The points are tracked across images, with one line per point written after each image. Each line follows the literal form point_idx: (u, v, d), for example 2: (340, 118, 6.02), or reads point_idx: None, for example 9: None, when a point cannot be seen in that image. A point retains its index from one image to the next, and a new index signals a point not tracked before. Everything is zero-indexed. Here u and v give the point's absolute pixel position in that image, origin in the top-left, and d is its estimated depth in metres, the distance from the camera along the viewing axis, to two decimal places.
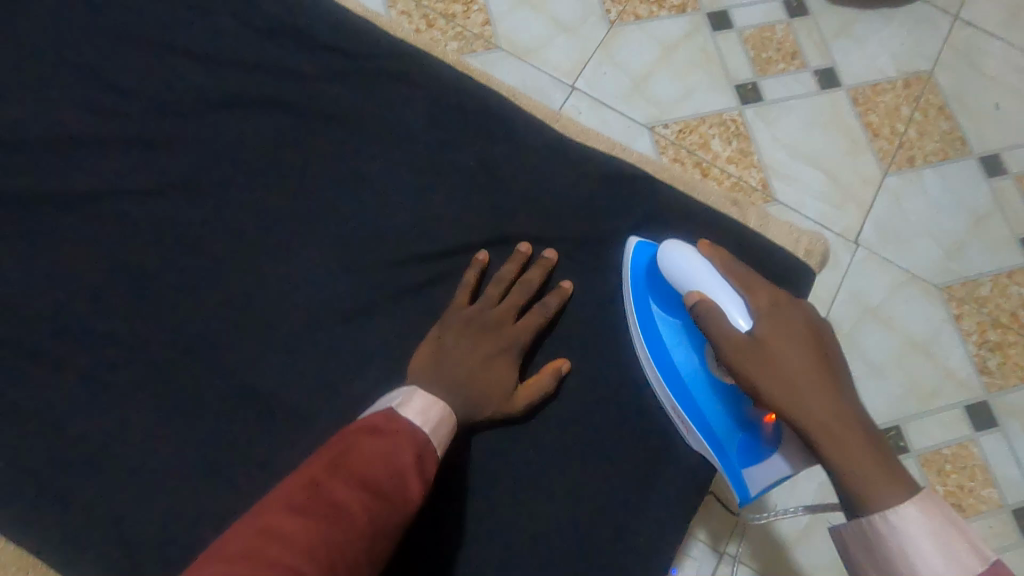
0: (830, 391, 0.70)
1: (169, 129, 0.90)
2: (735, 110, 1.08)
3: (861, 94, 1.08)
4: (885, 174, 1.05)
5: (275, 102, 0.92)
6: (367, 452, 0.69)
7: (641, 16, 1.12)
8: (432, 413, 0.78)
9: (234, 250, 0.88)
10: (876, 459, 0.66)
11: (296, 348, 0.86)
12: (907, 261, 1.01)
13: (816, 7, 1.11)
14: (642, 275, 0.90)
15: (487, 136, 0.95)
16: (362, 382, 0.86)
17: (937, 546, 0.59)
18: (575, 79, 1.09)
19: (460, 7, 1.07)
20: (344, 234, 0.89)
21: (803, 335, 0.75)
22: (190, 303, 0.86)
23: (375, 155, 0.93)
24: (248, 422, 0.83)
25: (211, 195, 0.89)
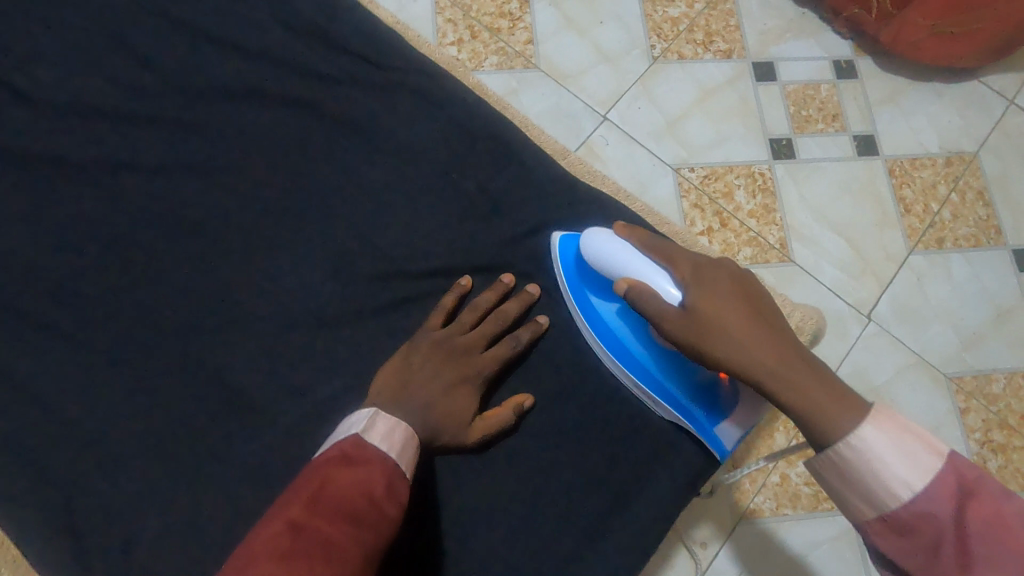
0: (775, 335, 0.54)
1: (109, 81, 0.72)
2: (765, 164, 0.98)
3: (898, 168, 1.00)
4: (910, 252, 0.96)
5: (245, 68, 0.73)
6: (345, 489, 0.50)
7: (685, 57, 1.03)
8: (397, 438, 0.56)
9: (164, 235, 0.67)
10: (828, 391, 0.50)
11: (217, 376, 0.64)
12: (918, 344, 0.92)
13: (866, 72, 1.04)
14: (574, 268, 0.68)
15: (496, 147, 0.73)
16: (266, 440, 0.63)
17: (901, 457, 0.44)
18: (609, 110, 0.99)
19: (506, 23, 1.02)
20: (307, 237, 0.68)
21: (729, 286, 0.57)
22: (94, 291, 0.66)
23: (346, 141, 0.72)
24: (114, 468, 0.62)
25: (152, 161, 0.70)
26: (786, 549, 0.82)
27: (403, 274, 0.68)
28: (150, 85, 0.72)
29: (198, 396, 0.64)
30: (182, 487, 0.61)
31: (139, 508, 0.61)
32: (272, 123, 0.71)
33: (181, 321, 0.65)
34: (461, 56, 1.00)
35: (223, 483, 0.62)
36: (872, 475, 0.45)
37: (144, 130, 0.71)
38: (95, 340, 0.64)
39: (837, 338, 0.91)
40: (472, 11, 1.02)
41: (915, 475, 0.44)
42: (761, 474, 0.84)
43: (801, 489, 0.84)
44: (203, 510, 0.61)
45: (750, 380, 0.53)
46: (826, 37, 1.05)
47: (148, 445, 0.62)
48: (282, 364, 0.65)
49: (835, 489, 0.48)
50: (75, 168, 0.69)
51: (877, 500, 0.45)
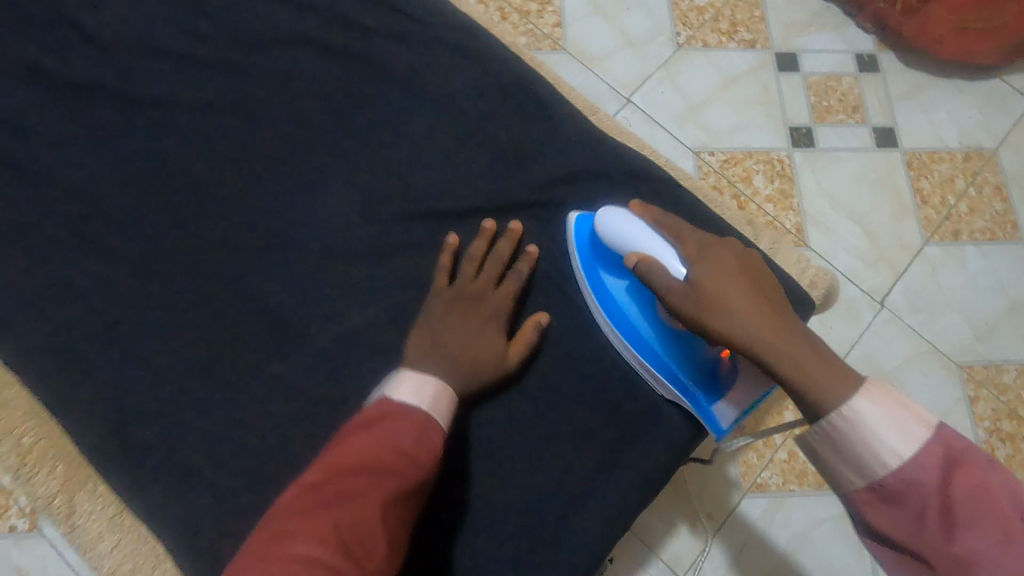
0: (774, 313, 0.54)
1: (142, 20, 0.72)
2: (784, 151, 1.00)
3: (917, 160, 1.01)
4: (926, 242, 0.97)
5: (275, 13, 0.73)
6: (366, 446, 0.54)
7: (709, 45, 1.05)
8: (428, 389, 0.58)
9: (195, 174, 0.68)
10: (826, 367, 0.50)
11: (242, 314, 0.64)
12: (930, 332, 0.93)
13: (888, 66, 1.05)
14: (587, 246, 0.67)
15: (525, 99, 0.73)
16: (283, 375, 0.63)
17: (889, 426, 0.45)
18: (632, 93, 1.02)
19: (536, 6, 1.05)
20: (335, 184, 0.68)
21: (732, 264, 0.58)
22: (121, 222, 0.66)
23: (374, 87, 0.72)
24: (133, 394, 0.62)
25: (186, 100, 0.70)
26: (792, 524, 0.84)
27: (429, 224, 0.68)
28: (186, 28, 0.72)
29: (221, 333, 0.64)
30: (197, 416, 0.61)
31: (160, 440, 0.61)
32: (306, 70, 0.72)
33: (208, 259, 0.66)
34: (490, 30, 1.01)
35: (243, 419, 0.62)
36: (862, 442, 0.46)
37: (179, 70, 0.71)
38: (123, 273, 0.65)
39: (848, 323, 0.92)
40: None
41: (904, 443, 0.45)
42: (770, 449, 0.85)
43: (809, 467, 0.85)
44: (219, 440, 0.61)
45: (750, 354, 0.53)
46: (849, 30, 1.07)
47: (169, 379, 0.62)
48: (305, 305, 0.65)
49: (822, 458, 0.48)
50: (111, 104, 0.69)
51: (865, 468, 0.46)
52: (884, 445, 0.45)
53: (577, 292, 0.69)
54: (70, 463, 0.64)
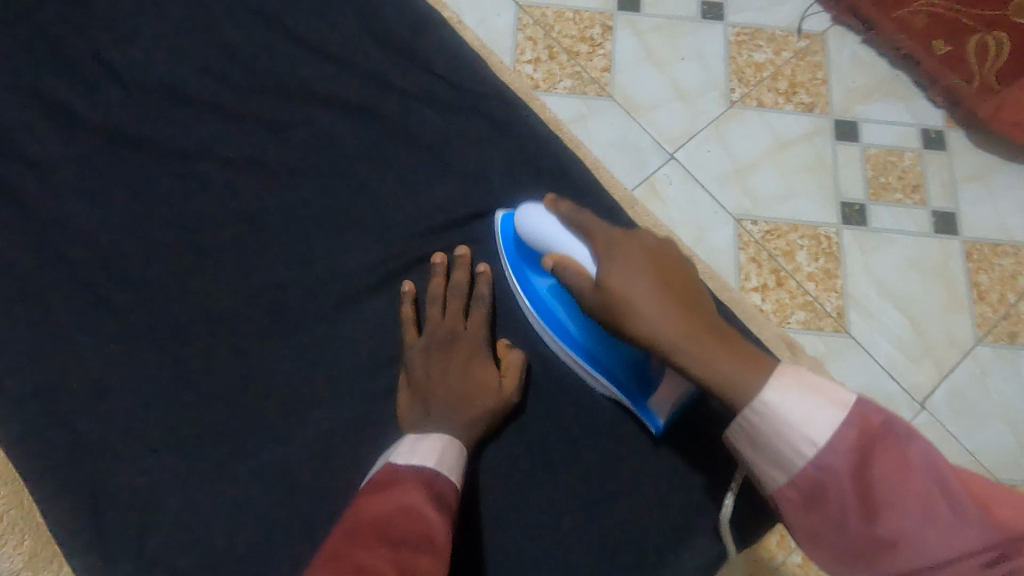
0: (683, 309, 0.53)
1: (192, 66, 0.74)
2: (833, 227, 0.94)
3: (978, 251, 0.94)
4: (978, 342, 0.90)
5: (322, 70, 0.75)
6: (377, 515, 0.51)
7: (764, 105, 0.99)
8: (435, 445, 0.58)
9: (230, 226, 0.70)
10: (735, 367, 0.50)
11: (267, 367, 0.66)
12: (973, 441, 0.86)
13: (956, 145, 0.98)
14: (512, 247, 0.69)
15: (557, 182, 0.73)
16: (295, 435, 0.65)
17: (801, 416, 0.47)
18: (677, 149, 0.97)
19: (586, 48, 1.01)
20: (369, 247, 0.70)
21: (641, 259, 0.57)
22: (155, 267, 0.68)
23: (411, 154, 0.73)
24: (151, 439, 0.64)
25: (232, 149, 0.72)
26: None
27: (454, 295, 0.68)
28: (238, 75, 0.74)
29: (245, 385, 0.66)
30: (210, 468, 0.64)
31: (178, 485, 0.63)
32: (351, 129, 0.73)
33: (239, 311, 0.68)
34: (535, 75, 0.99)
35: (259, 474, 0.64)
36: (780, 438, 0.47)
37: (229, 117, 0.73)
38: (157, 317, 0.67)
39: None
40: (553, 32, 1.01)
41: (821, 431, 0.46)
42: (781, 552, 0.81)
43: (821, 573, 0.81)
44: (228, 493, 0.63)
45: (663, 354, 0.53)
46: (917, 102, 1.00)
47: (191, 425, 0.65)
48: (328, 366, 0.67)
49: (744, 453, 0.50)
50: (160, 146, 0.71)
51: (786, 463, 0.48)
52: (801, 438, 0.47)
53: (513, 296, 0.71)
54: (37, 539, 0.62)
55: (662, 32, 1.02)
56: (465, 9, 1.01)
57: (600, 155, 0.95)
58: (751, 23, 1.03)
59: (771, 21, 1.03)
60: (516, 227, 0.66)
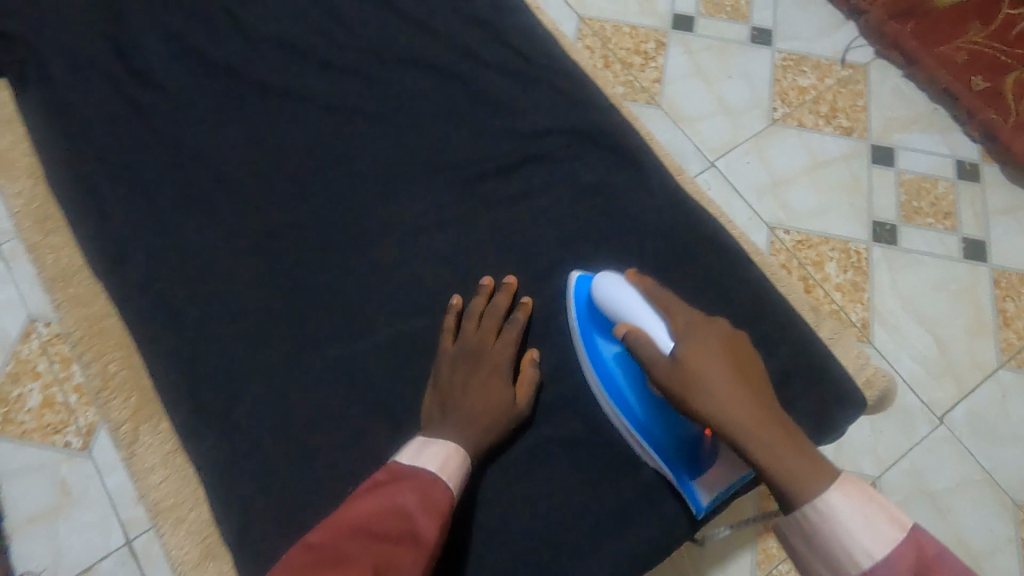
0: (758, 403, 0.55)
1: (276, 13, 0.79)
2: (863, 244, 0.98)
3: (1005, 279, 0.97)
4: (1001, 366, 0.92)
5: (395, 26, 0.78)
6: (368, 510, 0.53)
7: (805, 125, 1.05)
8: (441, 449, 0.58)
9: (294, 158, 0.73)
10: (801, 467, 0.51)
11: (314, 290, 0.68)
12: (990, 461, 0.88)
13: (990, 178, 1.02)
14: (584, 309, 0.67)
15: (609, 144, 0.75)
16: (332, 358, 0.66)
17: (862, 526, 0.48)
18: (718, 158, 1.03)
19: (640, 60, 1.08)
20: (422, 194, 0.72)
21: (719, 345, 0.58)
22: (222, 188, 0.72)
23: (472, 108, 0.76)
24: (197, 349, 0.66)
25: (302, 95, 0.75)
26: None
27: (501, 249, 0.71)
28: (316, 27, 0.78)
29: (290, 310, 0.68)
30: (248, 380, 0.65)
31: (221, 393, 0.65)
32: (415, 85, 0.76)
33: (293, 243, 0.70)
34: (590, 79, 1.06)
35: (295, 397, 0.65)
36: (835, 541, 0.48)
37: (303, 64, 0.77)
38: (216, 238, 0.70)
39: (901, 432, 0.88)
40: (610, 44, 1.09)
41: (874, 545, 0.47)
42: None
43: None
44: (262, 405, 0.64)
45: (726, 435, 0.54)
46: (955, 135, 1.04)
47: (237, 338, 0.66)
48: (371, 303, 0.68)
49: (796, 545, 0.51)
50: (239, 82, 0.76)
51: (839, 564, 0.48)
52: (852, 544, 0.47)
53: (575, 355, 0.68)
54: (143, 396, 0.67)
55: (713, 52, 1.09)
56: None
57: None
58: (799, 50, 1.10)
59: (817, 50, 1.10)
60: (594, 291, 0.65)
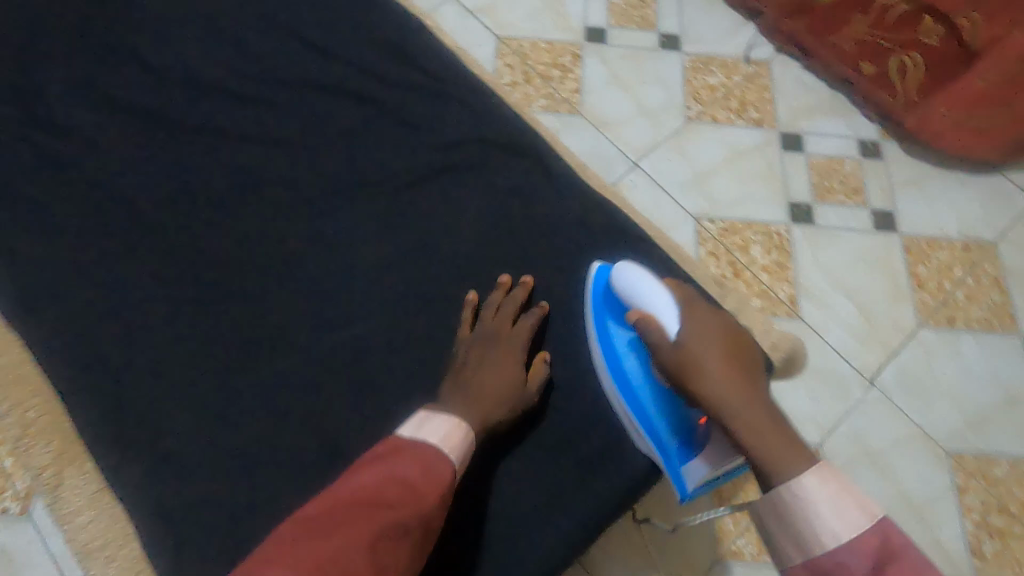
0: (749, 386, 0.57)
1: (190, 53, 0.80)
2: (783, 225, 1.04)
3: (914, 245, 1.04)
4: (921, 326, 0.98)
5: (309, 57, 0.80)
6: (370, 480, 0.53)
7: (718, 120, 1.11)
8: (444, 424, 0.59)
9: (217, 192, 0.73)
10: (780, 441, 0.52)
11: (247, 320, 0.68)
12: (921, 416, 0.93)
13: (892, 154, 1.10)
14: (601, 296, 0.70)
15: (524, 153, 0.78)
16: (269, 386, 0.66)
17: (828, 508, 0.47)
18: (641, 158, 1.07)
19: (558, 73, 1.13)
20: (350, 214, 0.73)
21: (721, 336, 0.61)
22: (144, 228, 0.71)
23: (391, 130, 0.78)
24: (129, 391, 0.65)
25: (223, 130, 0.76)
26: None
27: (431, 261, 0.72)
28: (231, 64, 0.79)
29: (225, 342, 0.67)
30: (184, 416, 0.64)
31: (156, 432, 0.64)
32: (334, 112, 0.78)
33: (222, 277, 0.70)
34: (513, 95, 1.11)
35: (238, 429, 0.64)
36: (805, 520, 0.48)
37: (221, 100, 0.78)
38: (144, 279, 0.69)
39: (837, 398, 0.93)
40: (529, 60, 1.14)
41: (844, 526, 0.46)
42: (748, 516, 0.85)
43: None
44: (200, 440, 0.64)
45: (714, 406, 0.57)
46: (855, 118, 1.12)
47: (170, 376, 0.66)
48: (307, 327, 0.69)
49: (768, 526, 0.50)
50: (156, 123, 0.76)
51: (804, 545, 0.47)
52: (822, 524, 0.46)
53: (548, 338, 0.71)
54: (65, 441, 0.69)
55: (626, 60, 1.15)
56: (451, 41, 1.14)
57: None
58: (706, 52, 1.16)
59: (722, 50, 1.17)
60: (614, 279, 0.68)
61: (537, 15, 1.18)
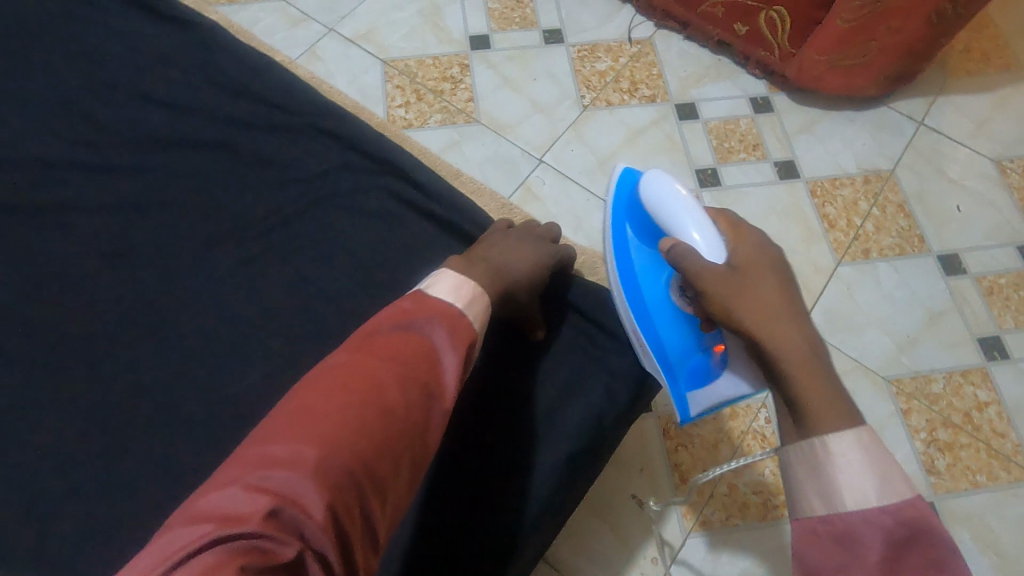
0: (795, 316, 0.54)
1: (36, 125, 0.74)
2: (692, 193, 1.06)
3: (818, 188, 1.07)
4: (839, 263, 1.01)
5: (169, 112, 0.77)
6: (394, 339, 0.52)
7: (613, 103, 1.13)
8: (464, 290, 0.58)
9: (90, 268, 0.69)
10: (828, 392, 0.49)
11: (144, 397, 0.64)
12: (854, 349, 0.95)
13: (782, 106, 1.13)
14: (622, 207, 0.74)
15: (413, 176, 0.78)
16: (178, 461, 0.62)
17: (872, 473, 0.44)
18: (544, 153, 1.08)
19: (449, 85, 1.13)
20: (241, 268, 0.71)
21: (768, 267, 0.58)
22: (13, 321, 0.66)
23: (272, 174, 0.76)
24: (21, 498, 0.59)
25: (87, 204, 0.71)
26: (739, 560, 0.82)
27: (334, 299, 0.70)
28: (88, 132, 0.75)
29: (127, 423, 0.63)
30: (85, 513, 0.59)
31: (54, 538, 0.58)
32: (210, 167, 0.75)
33: (112, 357, 0.65)
34: (408, 116, 1.10)
35: (150, 514, 0.59)
36: (841, 476, 0.44)
37: (81, 171, 0.73)
38: (21, 376, 0.64)
39: None
40: (418, 77, 1.14)
41: (880, 493, 0.43)
42: (709, 484, 0.85)
43: (750, 497, 0.84)
44: (105, 535, 0.58)
45: (761, 345, 0.53)
46: (741, 78, 1.15)
47: (65, 473, 0.61)
48: (212, 391, 0.65)
49: (797, 474, 0.47)
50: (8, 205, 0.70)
51: (833, 497, 0.44)
52: (861, 484, 0.43)
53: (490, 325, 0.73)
54: None
55: (514, 61, 1.16)
56: (336, 75, 1.13)
57: (478, 171, 1.06)
58: (589, 40, 1.18)
59: (605, 35, 1.19)
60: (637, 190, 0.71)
61: (418, 33, 1.18)
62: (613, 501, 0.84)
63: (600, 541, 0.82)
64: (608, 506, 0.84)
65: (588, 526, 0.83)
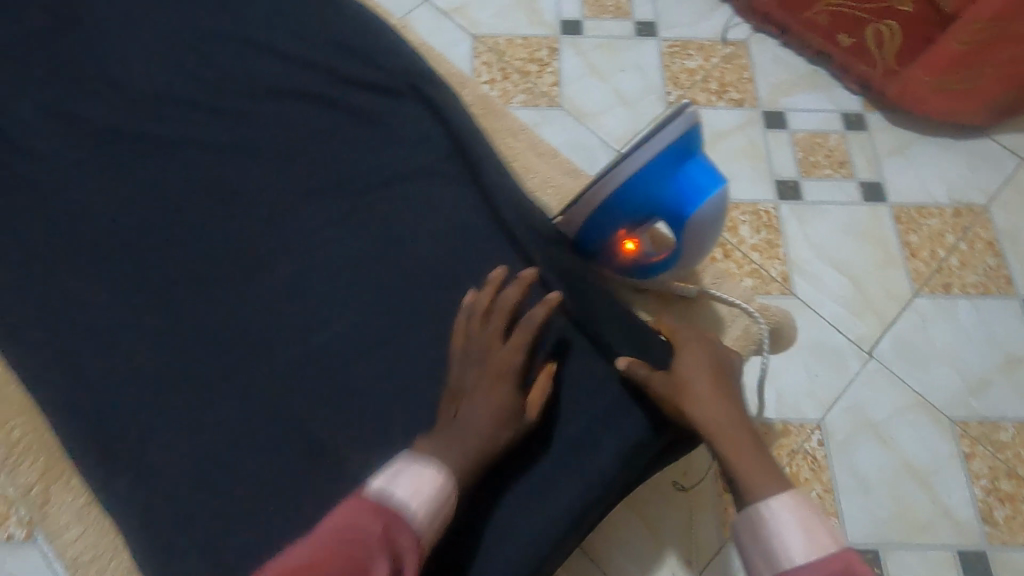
0: (729, 404, 0.56)
1: None
2: (770, 203, 1.03)
3: (904, 214, 1.03)
4: (916, 294, 0.98)
5: None
6: (313, 547, 0.42)
7: (699, 103, 1.11)
8: (408, 474, 0.47)
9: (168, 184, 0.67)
10: (766, 469, 0.52)
11: (206, 321, 0.62)
12: (920, 384, 0.92)
13: (875, 125, 1.09)
14: (663, 158, 0.59)
15: None
16: (238, 387, 0.60)
17: (800, 528, 0.48)
18: (623, 146, 1.08)
19: (536, 67, 1.13)
20: (322, 207, 0.66)
21: (705, 358, 0.58)
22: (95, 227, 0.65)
23: None
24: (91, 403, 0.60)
25: (182, 126, 0.70)
26: None
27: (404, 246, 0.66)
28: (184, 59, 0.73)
29: (187, 344, 0.61)
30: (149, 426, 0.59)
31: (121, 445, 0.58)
32: (288, 91, 0.71)
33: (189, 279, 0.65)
34: (492, 93, 1.11)
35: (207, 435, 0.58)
36: (778, 539, 0.48)
37: None
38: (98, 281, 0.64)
39: (834, 372, 0.92)
40: (506, 56, 1.14)
41: (812, 548, 0.47)
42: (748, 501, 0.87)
43: None
44: (164, 449, 0.58)
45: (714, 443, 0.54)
46: (835, 91, 1.11)
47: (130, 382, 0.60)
48: (274, 322, 0.62)
49: (744, 542, 0.50)
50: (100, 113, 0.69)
51: (774, 558, 0.48)
52: (792, 543, 0.47)
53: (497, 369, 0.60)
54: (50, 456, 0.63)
55: (602, 49, 1.15)
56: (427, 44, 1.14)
57: None
58: (682, 37, 1.16)
59: (699, 34, 1.16)
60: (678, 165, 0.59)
61: (510, 12, 1.18)
62: (655, 498, 0.85)
63: (636, 534, 0.82)
64: (647, 503, 0.84)
65: (625, 518, 0.83)
